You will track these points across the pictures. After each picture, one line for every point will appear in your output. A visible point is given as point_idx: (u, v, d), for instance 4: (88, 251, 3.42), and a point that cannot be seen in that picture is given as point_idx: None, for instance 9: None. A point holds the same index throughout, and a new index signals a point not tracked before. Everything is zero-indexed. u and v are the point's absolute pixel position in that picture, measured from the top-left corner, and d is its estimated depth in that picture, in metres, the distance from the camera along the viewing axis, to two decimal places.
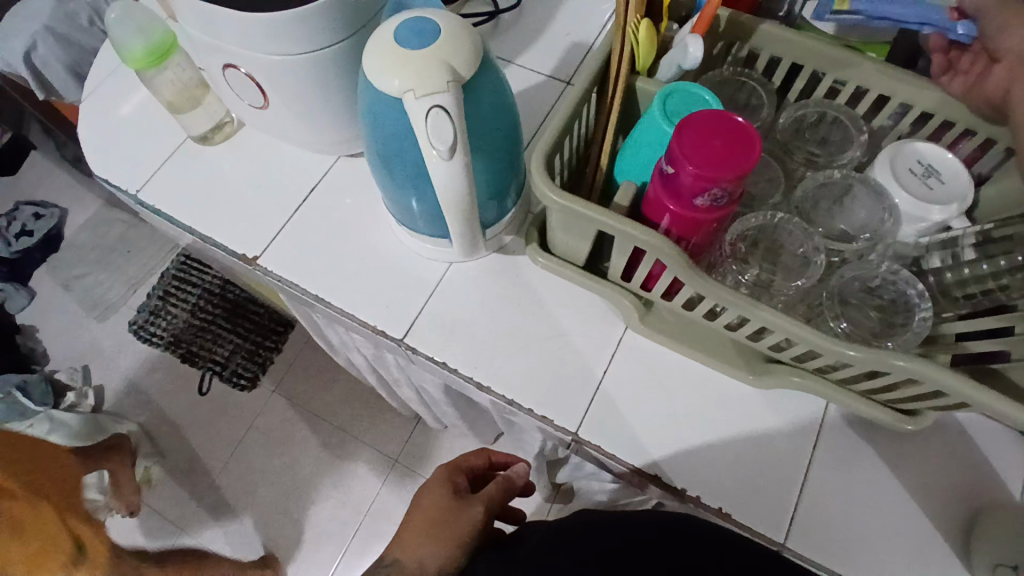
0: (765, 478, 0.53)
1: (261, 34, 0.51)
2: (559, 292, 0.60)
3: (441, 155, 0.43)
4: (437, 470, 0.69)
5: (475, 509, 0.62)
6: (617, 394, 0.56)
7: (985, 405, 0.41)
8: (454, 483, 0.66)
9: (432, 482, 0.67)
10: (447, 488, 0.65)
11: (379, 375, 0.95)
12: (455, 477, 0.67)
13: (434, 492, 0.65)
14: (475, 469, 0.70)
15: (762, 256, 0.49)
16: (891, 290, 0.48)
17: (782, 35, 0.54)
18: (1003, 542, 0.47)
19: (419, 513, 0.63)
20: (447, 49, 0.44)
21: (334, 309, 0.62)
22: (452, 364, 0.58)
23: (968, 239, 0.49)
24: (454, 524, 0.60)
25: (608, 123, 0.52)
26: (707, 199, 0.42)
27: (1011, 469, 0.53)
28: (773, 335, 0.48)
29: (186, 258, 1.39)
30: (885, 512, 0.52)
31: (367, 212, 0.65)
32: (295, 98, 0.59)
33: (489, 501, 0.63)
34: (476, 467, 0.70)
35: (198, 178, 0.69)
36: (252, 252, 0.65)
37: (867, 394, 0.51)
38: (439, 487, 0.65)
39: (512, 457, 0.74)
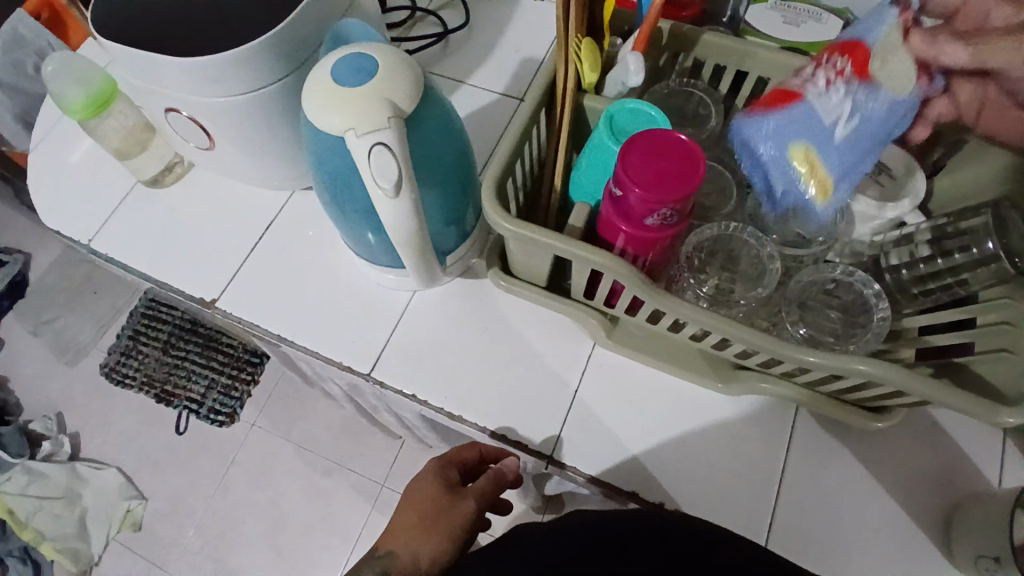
0: (744, 484, 0.53)
1: (199, 79, 0.50)
2: (526, 314, 0.59)
3: (387, 193, 0.42)
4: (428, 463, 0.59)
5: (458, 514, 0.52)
6: (589, 413, 0.55)
7: (950, 403, 0.41)
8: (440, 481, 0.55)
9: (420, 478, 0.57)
10: (432, 486, 0.55)
11: (356, 402, 0.93)
12: (443, 473, 0.56)
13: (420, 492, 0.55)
14: (467, 463, 0.59)
15: (720, 266, 0.49)
16: (849, 291, 0.49)
17: (724, 44, 0.54)
18: (982, 529, 0.48)
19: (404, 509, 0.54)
20: (386, 84, 0.43)
21: (299, 348, 0.60)
22: (421, 395, 0.57)
23: (923, 235, 0.50)
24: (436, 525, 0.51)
25: (559, 144, 0.52)
26: (658, 219, 0.42)
27: (980, 453, 0.54)
28: (737, 345, 0.48)
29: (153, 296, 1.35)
30: (864, 506, 0.52)
31: (328, 245, 0.64)
32: (241, 137, 0.58)
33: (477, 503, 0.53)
34: (470, 461, 0.59)
35: (151, 222, 0.67)
36: (211, 296, 0.63)
37: (836, 395, 0.51)
38: (428, 486, 0.56)
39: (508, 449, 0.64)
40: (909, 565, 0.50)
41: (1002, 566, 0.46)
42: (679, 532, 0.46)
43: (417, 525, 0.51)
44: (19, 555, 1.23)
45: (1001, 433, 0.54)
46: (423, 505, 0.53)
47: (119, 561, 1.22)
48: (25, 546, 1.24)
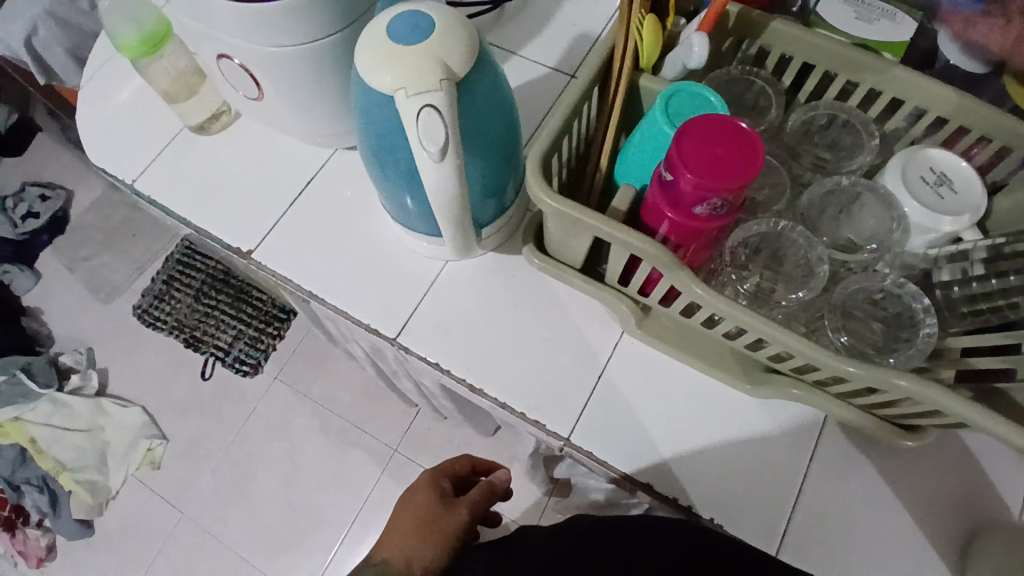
0: (761, 489, 0.51)
1: (253, 26, 0.50)
2: (556, 295, 0.59)
3: (432, 157, 0.42)
4: (424, 474, 0.67)
5: (462, 508, 0.60)
6: (611, 401, 0.55)
7: (993, 429, 0.39)
8: (440, 485, 0.63)
9: (417, 486, 0.65)
10: (433, 489, 0.63)
11: (375, 366, 0.94)
12: (441, 481, 0.65)
13: (420, 495, 0.62)
14: (459, 474, 0.68)
15: (763, 264, 0.48)
16: (896, 303, 0.47)
17: (793, 34, 0.51)
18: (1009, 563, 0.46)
19: (404, 511, 0.61)
20: (441, 45, 0.42)
21: (329, 306, 0.61)
22: (445, 365, 0.57)
23: (978, 254, 0.47)
24: (436, 523, 0.58)
25: (610, 122, 0.51)
26: (707, 208, 0.40)
27: (1010, 485, 0.52)
28: (771, 347, 0.46)
29: (188, 243, 1.37)
30: (882, 527, 0.51)
31: (365, 206, 0.64)
32: (290, 90, 0.57)
33: (476, 504, 0.61)
34: (462, 472, 0.69)
35: (196, 168, 0.68)
36: (247, 246, 0.64)
37: (867, 408, 0.49)
38: (425, 492, 0.63)
39: (494, 464, 0.72)
40: None
41: None
42: (681, 534, 0.47)
43: (418, 523, 0.58)
44: (37, 483, 1.25)
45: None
46: (421, 508, 0.60)
47: (135, 497, 1.27)
48: (43, 475, 1.25)
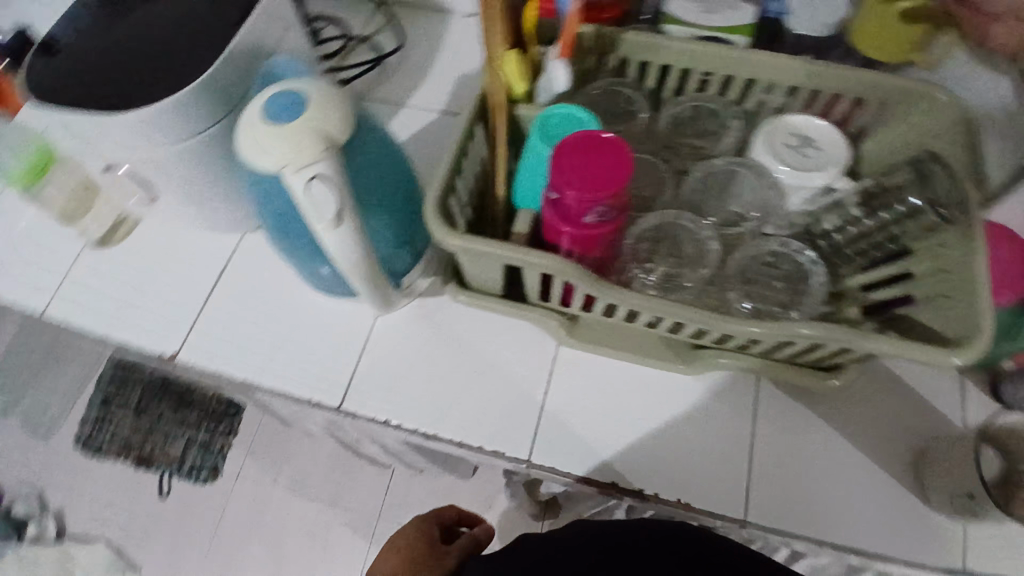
0: (718, 462, 0.53)
1: (134, 133, 0.51)
2: (489, 325, 0.60)
3: (330, 225, 0.43)
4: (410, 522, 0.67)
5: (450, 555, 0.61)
6: (560, 413, 0.56)
7: (894, 352, 0.42)
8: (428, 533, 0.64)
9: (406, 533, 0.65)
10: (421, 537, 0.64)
11: (337, 436, 0.92)
12: (429, 528, 0.66)
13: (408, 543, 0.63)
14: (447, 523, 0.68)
15: (665, 254, 0.50)
16: (789, 260, 0.51)
17: (644, 41, 0.56)
18: (956, 474, 0.48)
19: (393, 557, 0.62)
20: (317, 117, 0.44)
21: (267, 390, 0.60)
22: (396, 419, 0.57)
23: (851, 199, 0.52)
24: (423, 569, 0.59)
25: (497, 154, 0.54)
26: (595, 215, 0.44)
27: (944, 402, 0.55)
28: (689, 327, 0.49)
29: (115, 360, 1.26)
30: (838, 470, 0.53)
31: (285, 281, 0.64)
32: (186, 186, 0.58)
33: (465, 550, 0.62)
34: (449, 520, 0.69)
35: (106, 283, 0.66)
36: (171, 350, 0.62)
37: (791, 361, 0.53)
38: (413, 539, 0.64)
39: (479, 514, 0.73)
40: (893, 518, 0.51)
41: (977, 501, 0.47)
42: (678, 538, 0.47)
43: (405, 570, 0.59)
44: None
45: (961, 375, 0.55)
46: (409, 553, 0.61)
47: None
48: None
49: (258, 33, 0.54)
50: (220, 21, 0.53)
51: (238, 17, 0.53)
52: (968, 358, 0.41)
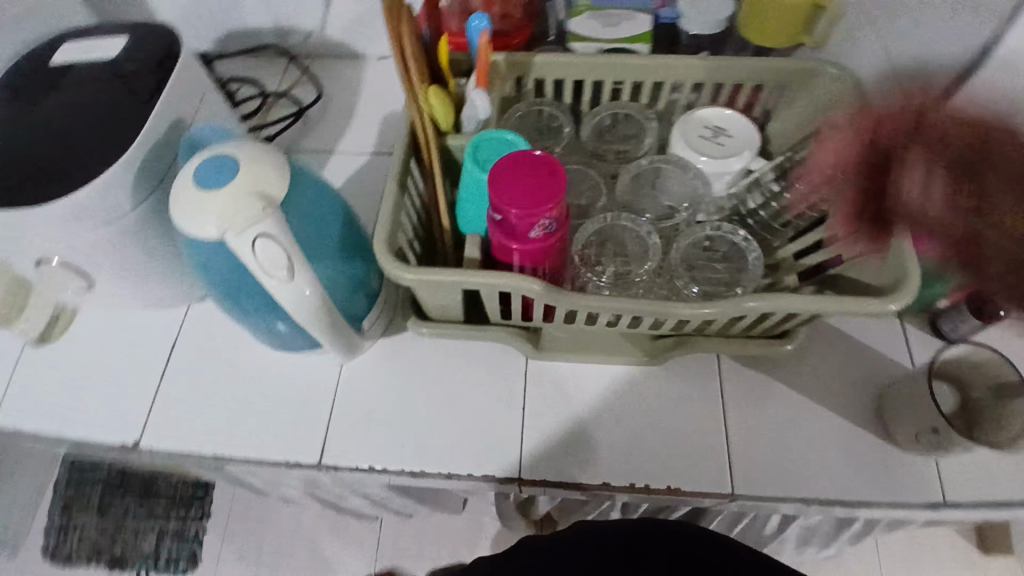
0: (696, 442, 0.55)
1: (62, 221, 0.49)
2: (455, 353, 0.61)
3: (282, 280, 0.43)
4: None
5: None
6: (541, 426, 0.57)
7: (837, 310, 0.46)
8: None
9: None
10: None
11: (318, 495, 0.90)
12: None
13: None
14: None
15: (612, 255, 0.53)
16: (724, 242, 0.54)
17: (555, 61, 0.58)
18: (913, 413, 0.51)
19: None
20: (251, 179, 0.44)
21: (239, 460, 0.58)
22: (378, 464, 0.57)
23: (769, 175, 0.57)
24: None
25: (436, 186, 0.55)
26: (541, 229, 0.45)
27: (890, 346, 0.58)
28: (648, 319, 0.51)
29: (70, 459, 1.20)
30: (808, 428, 0.55)
31: (240, 345, 0.63)
32: (122, 266, 0.56)
33: None
34: None
35: (51, 381, 0.63)
36: (132, 438, 0.60)
37: (746, 334, 0.56)
38: None
39: None
40: (867, 463, 0.53)
41: (941, 434, 0.49)
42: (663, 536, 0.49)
43: None
44: None
45: (901, 320, 0.59)
46: None
47: None
48: None
49: (175, 105, 0.54)
50: (135, 99, 0.53)
51: (153, 93, 0.53)
52: (904, 300, 0.45)
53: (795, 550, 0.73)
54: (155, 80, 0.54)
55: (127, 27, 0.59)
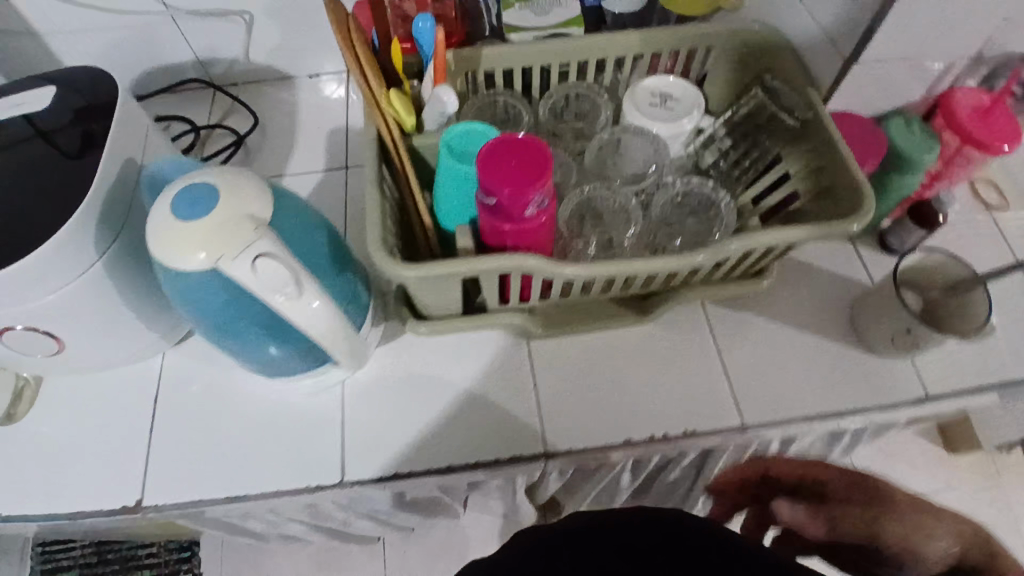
0: (701, 385, 0.58)
1: (25, 280, 0.46)
2: (455, 348, 0.61)
3: (293, 298, 0.42)
4: None
5: None
6: (555, 401, 0.58)
7: (811, 235, 0.50)
8: None
9: None
10: None
11: (324, 525, 0.88)
12: None
13: None
14: None
15: (592, 225, 0.56)
16: (694, 196, 0.57)
17: (502, 52, 0.60)
18: (887, 319, 0.57)
19: None
20: (235, 203, 0.43)
21: (256, 497, 0.56)
22: (404, 469, 0.56)
23: (720, 130, 0.61)
24: None
25: (410, 186, 0.55)
26: (534, 206, 0.46)
27: (851, 266, 0.63)
28: (640, 278, 0.54)
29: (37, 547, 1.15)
30: (796, 353, 0.60)
31: (231, 382, 0.61)
32: (93, 321, 0.53)
33: None
34: None
35: (25, 461, 0.58)
36: (133, 499, 0.56)
37: (724, 277, 0.60)
38: None
39: None
40: (852, 372, 0.59)
41: (914, 333, 0.55)
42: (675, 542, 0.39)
43: None
44: None
45: (853, 243, 0.65)
46: None
47: None
48: None
49: (123, 146, 0.52)
50: (80, 146, 0.50)
51: (98, 137, 0.51)
52: (863, 219, 0.49)
53: None
54: (97, 124, 0.51)
55: (49, 75, 0.55)
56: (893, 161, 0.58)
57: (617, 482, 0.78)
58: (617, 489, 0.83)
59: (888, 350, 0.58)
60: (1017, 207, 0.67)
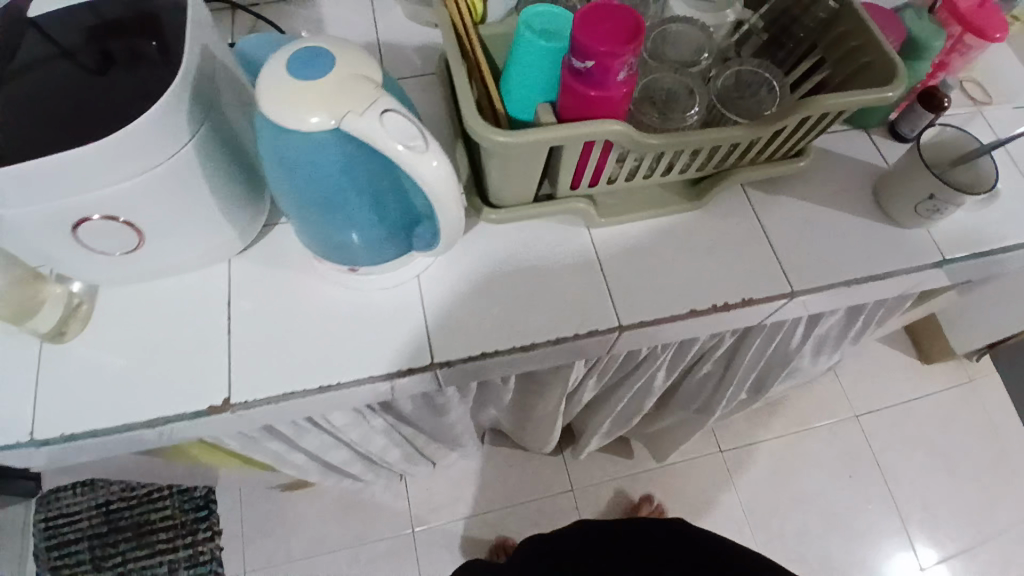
0: (752, 260, 0.64)
1: (119, 157, 0.46)
2: (521, 239, 0.64)
3: (417, 151, 0.44)
4: None
5: None
6: (623, 279, 0.63)
7: (861, 100, 0.54)
8: None
9: None
10: None
11: (370, 450, 0.90)
12: None
13: None
14: None
15: (654, 107, 0.58)
16: (746, 77, 0.60)
17: None
18: (910, 190, 0.63)
19: None
20: (351, 65, 0.44)
21: (348, 383, 0.58)
22: (488, 348, 0.59)
23: (757, 24, 0.64)
24: None
25: (481, 70, 0.56)
26: (626, 71, 0.49)
27: (871, 153, 0.70)
28: (704, 150, 0.57)
29: (46, 523, 1.16)
30: (830, 228, 0.66)
31: (303, 285, 0.62)
32: (175, 215, 0.52)
33: None
34: None
35: (95, 373, 0.57)
36: (219, 398, 0.57)
37: (769, 158, 0.64)
38: None
39: None
40: (879, 243, 0.65)
41: (936, 199, 0.61)
42: None
43: None
44: None
45: (870, 132, 0.71)
46: None
47: None
48: None
49: (200, 34, 0.51)
50: (158, 35, 0.49)
51: (176, 24, 0.50)
52: (900, 87, 0.54)
53: (810, 360, 0.86)
54: (170, 11, 0.50)
55: None
56: (910, 48, 0.65)
57: (653, 380, 0.84)
58: (649, 392, 0.88)
59: (911, 219, 0.65)
60: (1003, 102, 0.75)
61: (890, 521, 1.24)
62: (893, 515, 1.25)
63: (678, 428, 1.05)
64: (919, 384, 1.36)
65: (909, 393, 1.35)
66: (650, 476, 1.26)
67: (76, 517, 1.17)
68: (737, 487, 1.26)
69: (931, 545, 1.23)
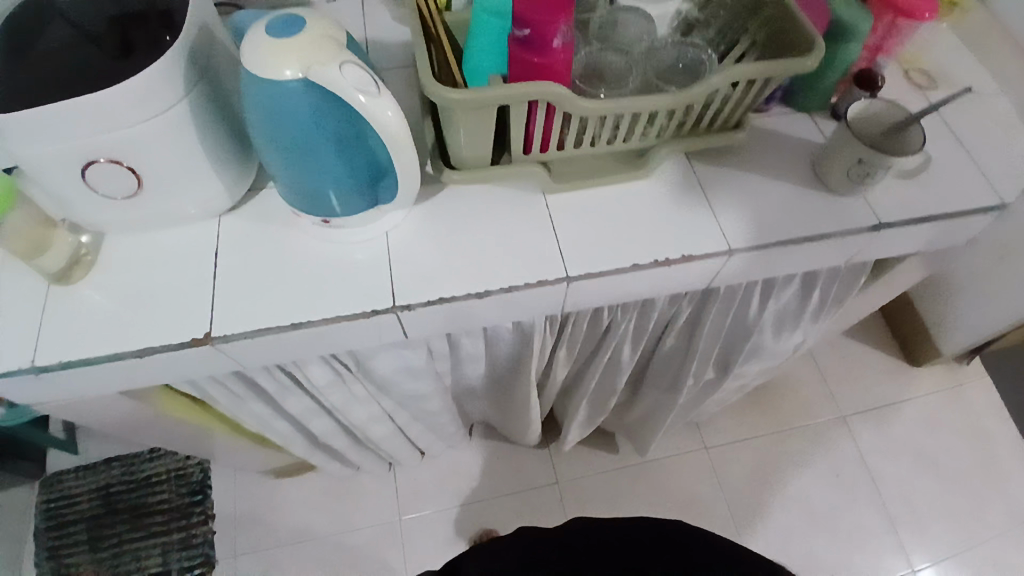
0: (693, 221, 0.69)
1: (123, 106, 0.53)
2: (481, 202, 0.70)
3: (373, 96, 0.51)
4: None
5: None
6: (573, 236, 0.68)
7: (779, 70, 0.61)
8: None
9: None
10: None
11: (352, 422, 0.95)
12: None
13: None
14: None
15: (597, 80, 0.66)
16: (684, 55, 0.67)
17: None
18: (841, 157, 0.68)
19: None
20: (319, 28, 0.52)
21: (318, 323, 0.64)
22: (447, 295, 0.65)
23: (694, 11, 0.71)
24: None
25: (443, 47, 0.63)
26: (561, 38, 0.56)
27: (810, 131, 0.76)
28: (642, 116, 0.64)
29: (48, 502, 1.22)
30: (769, 195, 0.71)
31: (284, 239, 0.68)
32: (171, 165, 0.60)
33: None
34: None
35: (93, 310, 0.64)
36: (202, 332, 0.63)
37: (708, 130, 0.70)
38: None
39: None
40: (814, 208, 0.71)
41: (864, 164, 0.66)
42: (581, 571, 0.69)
43: None
44: None
45: (811, 114, 0.77)
46: None
47: None
48: None
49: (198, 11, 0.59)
50: (163, 11, 0.58)
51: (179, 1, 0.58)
52: (817, 55, 0.60)
53: (771, 337, 0.90)
54: None
55: None
56: (839, 34, 0.71)
57: (619, 353, 0.89)
58: (618, 368, 0.92)
59: (845, 186, 0.70)
60: (941, 89, 0.81)
61: (875, 520, 1.24)
62: (878, 515, 1.24)
63: (654, 414, 1.08)
64: (906, 387, 1.37)
65: (896, 395, 1.36)
66: (634, 471, 1.27)
67: (76, 498, 1.22)
68: (721, 484, 1.27)
69: (916, 546, 1.22)
